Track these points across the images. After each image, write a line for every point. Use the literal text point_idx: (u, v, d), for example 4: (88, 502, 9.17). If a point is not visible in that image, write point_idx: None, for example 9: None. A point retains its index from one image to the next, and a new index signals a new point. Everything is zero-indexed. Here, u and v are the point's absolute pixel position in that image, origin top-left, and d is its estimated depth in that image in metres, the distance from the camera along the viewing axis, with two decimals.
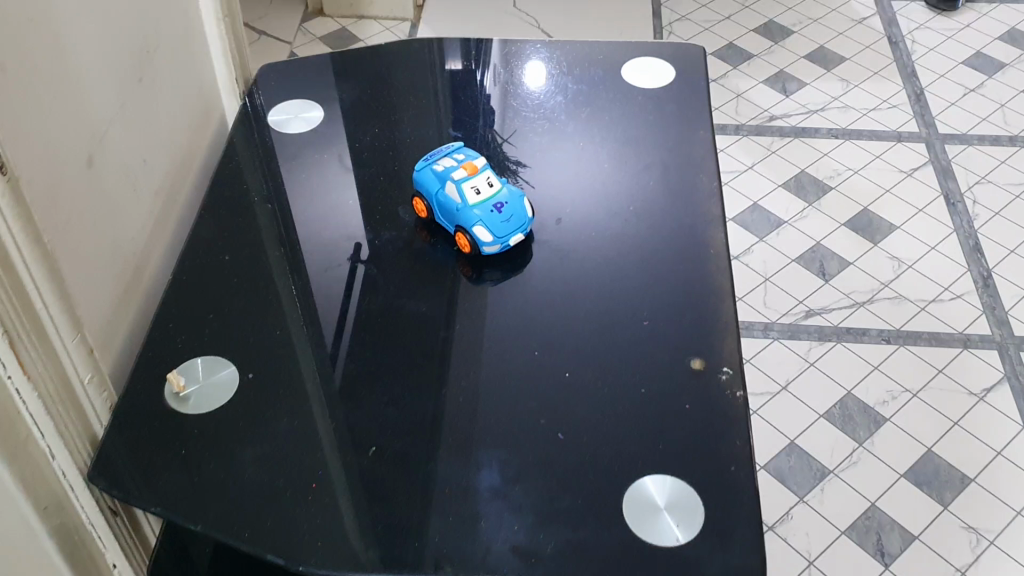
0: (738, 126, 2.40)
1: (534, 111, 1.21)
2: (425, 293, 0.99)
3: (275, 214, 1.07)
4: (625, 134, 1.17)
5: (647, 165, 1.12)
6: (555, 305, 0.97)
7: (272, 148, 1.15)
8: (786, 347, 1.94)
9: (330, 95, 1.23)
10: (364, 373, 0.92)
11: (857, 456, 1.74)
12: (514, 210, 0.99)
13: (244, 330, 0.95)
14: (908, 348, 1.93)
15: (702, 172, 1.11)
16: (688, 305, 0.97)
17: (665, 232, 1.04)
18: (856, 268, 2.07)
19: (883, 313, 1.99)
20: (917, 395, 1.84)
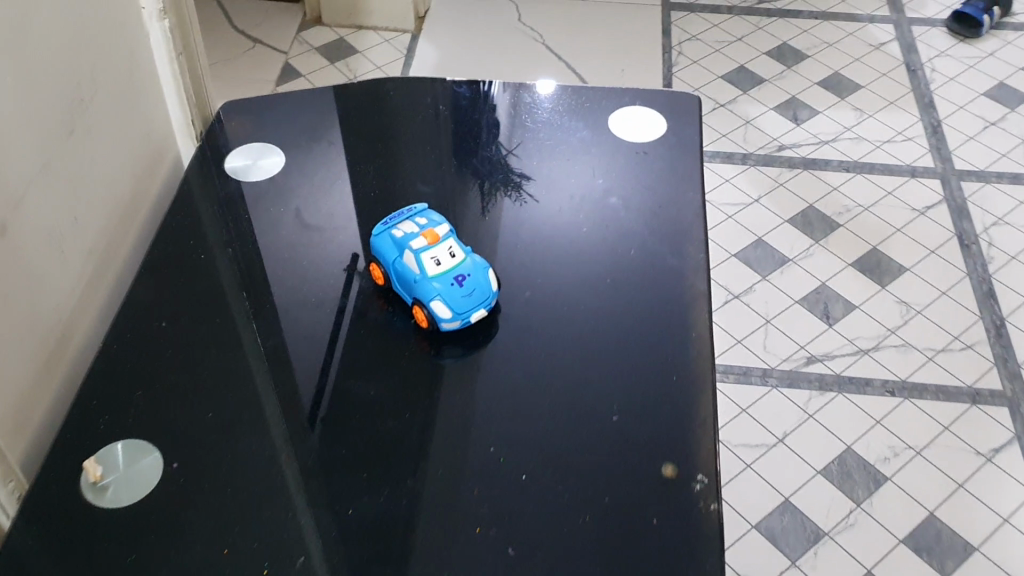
0: (746, 154, 2.27)
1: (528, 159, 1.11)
2: (380, 371, 0.90)
3: (239, 264, 0.99)
4: (609, 189, 1.06)
5: (631, 227, 1.02)
6: (516, 394, 0.88)
7: (225, 195, 1.06)
8: (784, 396, 1.78)
9: (294, 136, 1.14)
10: (341, 443, 0.84)
11: (854, 518, 1.60)
12: (477, 283, 0.89)
13: (198, 397, 0.87)
14: (913, 402, 1.77)
15: (689, 240, 1.01)
16: (665, 398, 0.87)
17: (644, 309, 0.95)
18: (861, 312, 1.93)
19: (887, 363, 1.83)
20: (920, 453, 1.69)
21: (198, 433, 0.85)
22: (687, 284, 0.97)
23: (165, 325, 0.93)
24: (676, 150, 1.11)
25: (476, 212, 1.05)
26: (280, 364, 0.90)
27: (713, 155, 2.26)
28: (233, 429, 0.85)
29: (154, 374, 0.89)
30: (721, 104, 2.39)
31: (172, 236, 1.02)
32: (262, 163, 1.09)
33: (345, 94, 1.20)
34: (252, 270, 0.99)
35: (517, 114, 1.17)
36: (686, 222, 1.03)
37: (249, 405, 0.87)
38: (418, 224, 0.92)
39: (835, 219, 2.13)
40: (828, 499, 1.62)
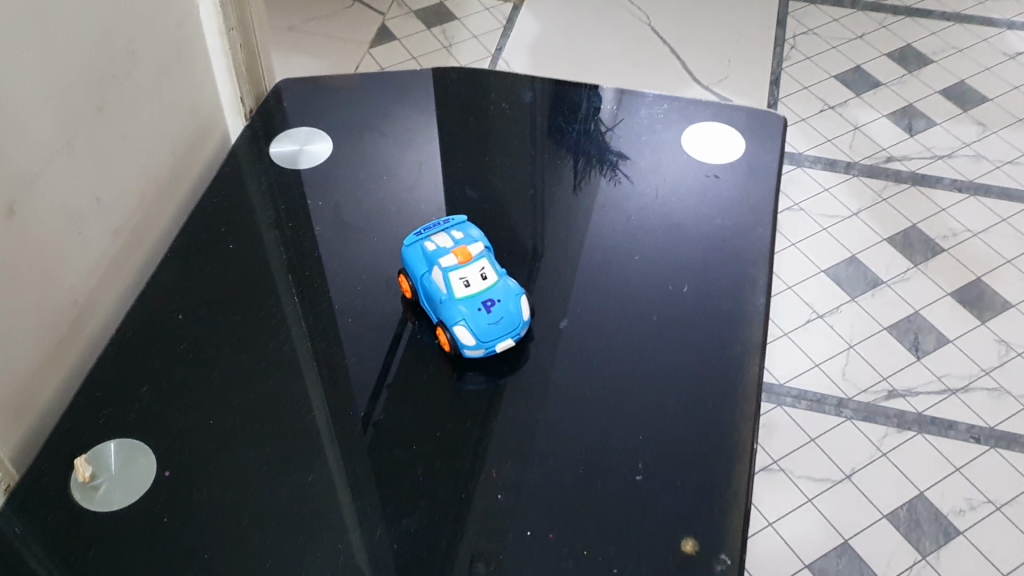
0: (849, 164, 2.05)
1: (606, 175, 1.02)
2: (405, 386, 0.83)
3: (288, 250, 0.94)
4: (666, 219, 0.97)
5: (686, 265, 0.93)
6: (534, 436, 0.80)
7: (262, 179, 1.00)
8: (857, 428, 1.55)
9: (345, 122, 1.07)
10: (392, 452, 0.79)
11: (917, 570, 1.37)
12: (507, 311, 0.82)
13: (234, 392, 0.83)
14: (1000, 451, 1.52)
15: (751, 283, 0.91)
16: (698, 461, 0.78)
17: (687, 358, 0.85)
18: (953, 345, 1.68)
19: (977, 407, 1.58)
20: (1000, 509, 1.45)
21: (237, 429, 0.80)
22: (742, 333, 0.87)
23: (197, 313, 0.88)
24: (751, 180, 1.00)
25: (522, 226, 0.97)
26: (331, 360, 0.85)
27: (813, 162, 2.05)
28: (278, 426, 0.81)
29: (173, 367, 0.84)
30: (830, 106, 2.19)
31: (202, 218, 0.96)
32: (309, 149, 1.03)
33: (407, 84, 1.12)
34: (308, 257, 0.93)
35: (620, 108, 1.10)
36: (751, 264, 0.93)
37: (299, 401, 0.82)
38: (452, 238, 0.85)
39: (939, 242, 1.88)
40: (892, 547, 1.40)
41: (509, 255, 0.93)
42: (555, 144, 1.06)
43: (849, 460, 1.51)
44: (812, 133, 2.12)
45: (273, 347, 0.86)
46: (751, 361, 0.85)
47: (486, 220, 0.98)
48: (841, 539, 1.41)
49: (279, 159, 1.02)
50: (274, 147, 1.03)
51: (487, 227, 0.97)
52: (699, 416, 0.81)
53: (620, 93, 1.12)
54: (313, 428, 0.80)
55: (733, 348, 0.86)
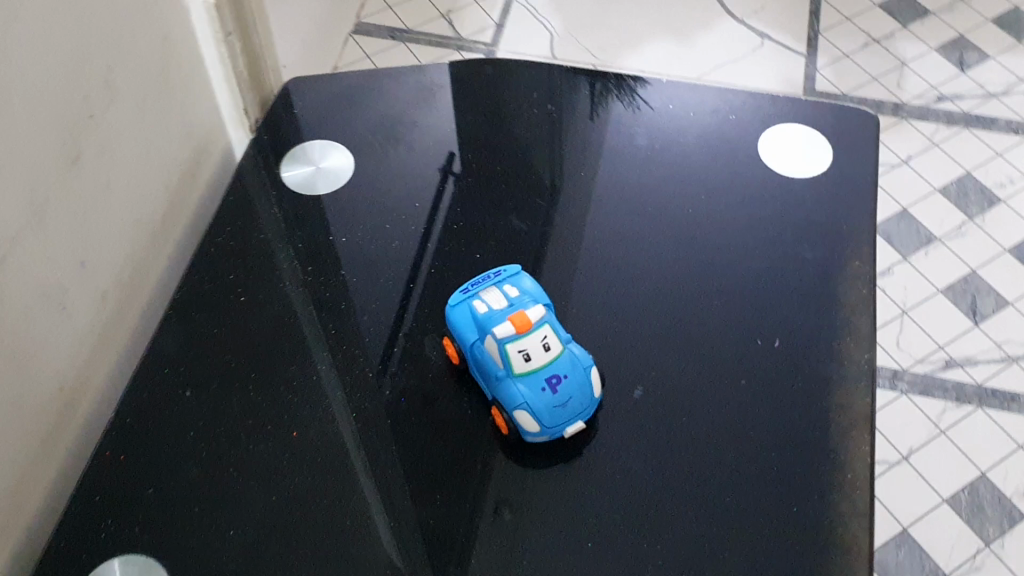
0: (898, 105, 1.53)
1: (671, 194, 0.88)
2: (459, 473, 0.71)
3: (312, 297, 0.81)
4: (745, 248, 0.83)
5: (775, 309, 0.79)
6: (612, 542, 0.68)
7: (275, 205, 0.86)
8: (912, 404, 1.22)
9: (364, 132, 0.92)
10: (458, 559, 0.68)
11: (981, 561, 1.10)
12: (575, 389, 0.69)
13: (266, 486, 0.71)
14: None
15: (852, 332, 0.78)
16: (804, 574, 0.67)
17: (783, 436, 0.73)
18: (1012, 308, 1.30)
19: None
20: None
21: (275, 535, 0.69)
22: (845, 402, 0.74)
23: (215, 386, 0.76)
24: (841, 193, 0.85)
25: (580, 262, 0.83)
26: (373, 438, 0.73)
27: (859, 101, 1.51)
28: (324, 526, 0.69)
29: (191, 458, 0.72)
30: (874, 38, 1.60)
31: (206, 259, 0.83)
32: (327, 165, 0.89)
33: (434, 83, 0.97)
34: (336, 303, 0.81)
35: (682, 109, 0.95)
36: (850, 307, 0.79)
37: (345, 493, 0.71)
38: (508, 297, 0.71)
39: (996, 192, 1.42)
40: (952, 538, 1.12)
41: (565, 303, 0.80)
42: (606, 156, 0.91)
43: (905, 443, 1.19)
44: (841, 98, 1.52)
45: (303, 425, 0.74)
46: (858, 438, 0.73)
47: (536, 253, 0.83)
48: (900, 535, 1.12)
49: (300, 189, 0.87)
50: (285, 175, 0.88)
51: (538, 265, 0.83)
52: (804, 513, 0.69)
53: (681, 90, 0.96)
54: (365, 526, 0.69)
55: (837, 422, 0.73)
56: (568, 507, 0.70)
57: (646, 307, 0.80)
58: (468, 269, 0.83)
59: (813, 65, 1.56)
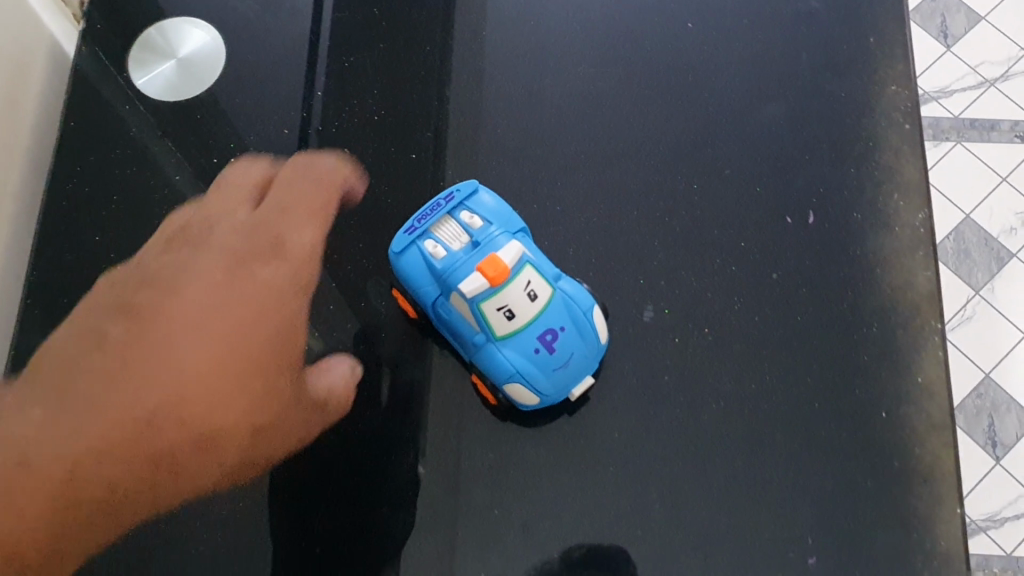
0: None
1: (644, 24, 0.67)
2: (439, 450, 0.57)
3: None
4: (751, 88, 0.64)
5: (802, 170, 0.62)
6: (647, 515, 0.55)
7: (143, 128, 0.66)
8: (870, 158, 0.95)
9: (233, 6, 0.69)
10: (468, 564, 0.55)
11: (972, 309, 0.86)
12: (576, 342, 0.53)
13: (202, 509, 0.55)
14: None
15: (899, 186, 0.61)
16: (890, 509, 0.54)
17: (837, 340, 0.58)
18: (985, 22, 0.95)
19: (1016, 95, 0.92)
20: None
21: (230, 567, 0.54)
22: (904, 279, 0.59)
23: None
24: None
25: (543, 144, 0.64)
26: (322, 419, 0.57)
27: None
28: (285, 542, 0.55)
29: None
30: None
31: (67, 224, 0.63)
32: (189, 54, 0.68)
33: None
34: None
35: None
36: (888, 153, 0.62)
37: (304, 494, 0.56)
38: (469, 234, 0.52)
39: None
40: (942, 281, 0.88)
41: (536, 200, 0.62)
42: None
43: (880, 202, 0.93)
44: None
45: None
46: (928, 324, 0.58)
47: (488, 142, 0.64)
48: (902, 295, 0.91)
49: (172, 97, 0.66)
50: (143, 84, 0.66)
51: (492, 157, 0.64)
52: (875, 436, 0.56)
53: None
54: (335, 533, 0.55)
55: (899, 308, 0.58)
56: (587, 477, 0.56)
57: (637, 189, 0.62)
58: (405, 178, 0.63)
59: None
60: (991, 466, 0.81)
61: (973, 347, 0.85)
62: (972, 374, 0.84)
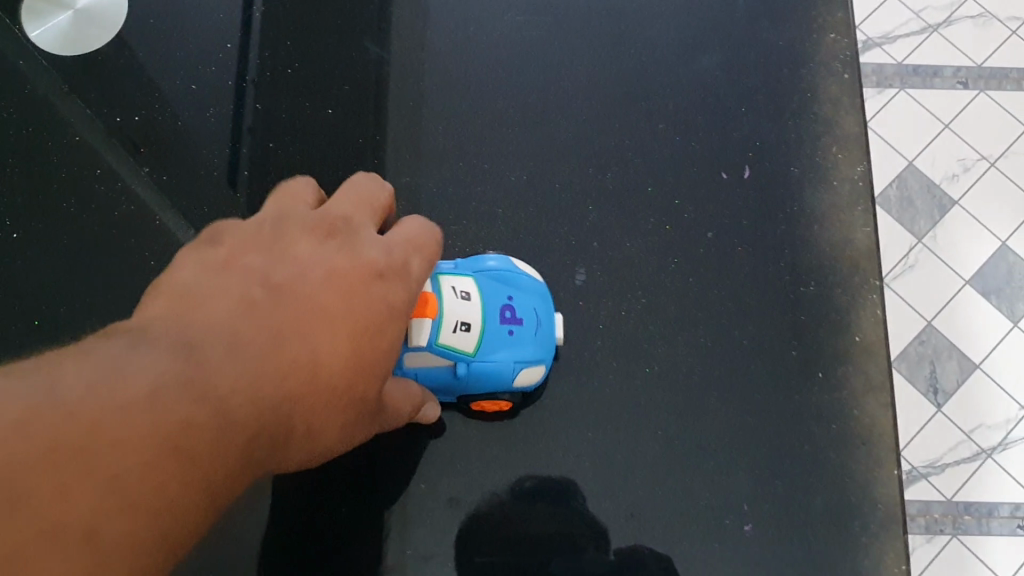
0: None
1: None
2: None
3: (116, 211, 0.60)
4: (687, 38, 0.62)
5: (738, 123, 0.59)
6: (580, 482, 0.53)
7: (41, 81, 0.63)
8: None
9: None
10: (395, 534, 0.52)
11: (916, 258, 0.73)
12: (526, 297, 0.49)
13: None
14: (992, 94, 0.77)
15: (839, 138, 0.59)
16: (828, 468, 0.53)
17: (775, 299, 0.56)
18: None
19: (961, 39, 0.78)
20: (999, 165, 0.75)
21: None
22: (843, 236, 0.57)
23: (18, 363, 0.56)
24: None
25: (469, 98, 0.61)
26: None
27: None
28: None
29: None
30: None
31: None
32: (88, 5, 0.64)
33: None
34: (160, 209, 0.60)
35: None
36: (827, 103, 0.60)
37: None
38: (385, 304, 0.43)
39: None
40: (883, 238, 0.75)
41: (463, 157, 0.59)
42: None
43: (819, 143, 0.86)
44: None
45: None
46: (867, 281, 0.56)
47: (411, 97, 0.61)
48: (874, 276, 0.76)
49: (79, 50, 0.63)
50: (37, 36, 0.63)
51: (417, 112, 0.61)
52: (812, 398, 0.54)
53: None
54: (256, 505, 0.52)
55: (838, 266, 0.56)
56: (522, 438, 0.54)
57: (570, 143, 0.60)
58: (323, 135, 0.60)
59: None
60: (932, 411, 0.69)
61: (921, 304, 0.71)
62: (912, 323, 0.71)
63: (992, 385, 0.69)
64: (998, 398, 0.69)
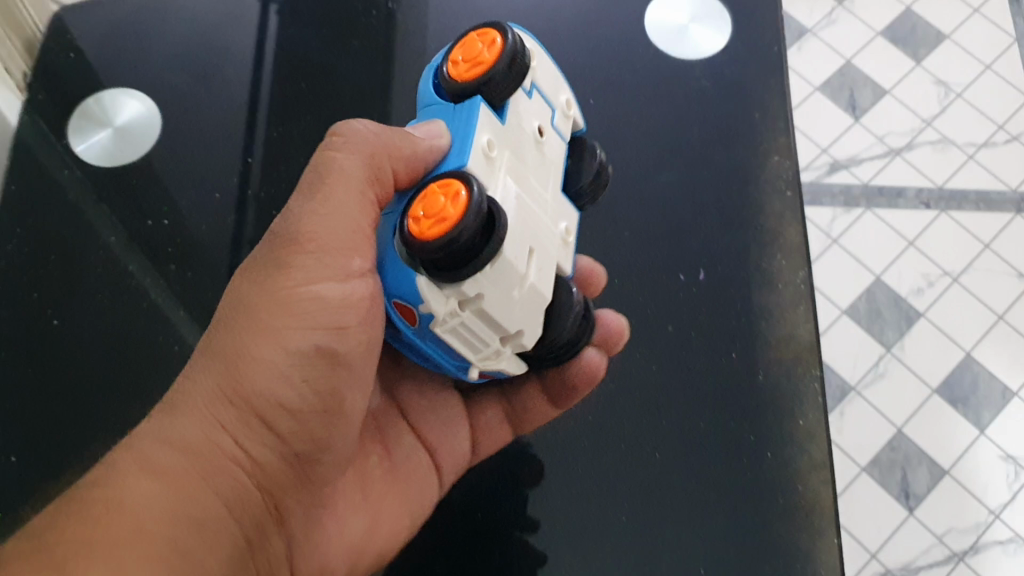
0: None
1: None
2: None
3: (145, 303, 0.68)
4: (649, 160, 0.71)
5: (693, 234, 0.68)
6: (553, 550, 0.58)
7: (81, 191, 0.72)
8: (811, 222, 1.08)
9: (174, 89, 0.76)
10: None
11: (884, 366, 1.00)
12: None
13: None
14: (952, 214, 1.08)
15: (782, 246, 0.67)
16: (774, 539, 0.59)
17: (726, 388, 0.63)
18: (889, 96, 1.14)
19: (922, 164, 1.10)
20: (960, 280, 1.04)
21: None
22: (788, 331, 0.64)
23: (51, 437, 0.64)
24: (748, 81, 0.74)
25: None
26: None
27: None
28: None
29: None
30: None
31: (14, 284, 0.69)
32: (124, 123, 0.75)
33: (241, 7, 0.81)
34: (173, 307, 0.67)
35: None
36: (774, 216, 0.68)
37: None
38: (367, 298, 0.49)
39: None
40: (861, 349, 1.01)
41: None
42: None
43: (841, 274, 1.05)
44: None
45: None
46: (809, 371, 0.63)
47: None
48: (883, 423, 0.98)
49: (111, 161, 0.73)
50: (82, 150, 0.73)
51: None
52: (761, 475, 0.60)
53: None
54: None
55: (783, 357, 0.64)
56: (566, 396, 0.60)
57: None
58: None
59: None
60: (905, 517, 0.93)
61: (887, 404, 0.98)
62: (887, 429, 0.97)
63: (955, 487, 0.94)
64: (966, 502, 0.94)
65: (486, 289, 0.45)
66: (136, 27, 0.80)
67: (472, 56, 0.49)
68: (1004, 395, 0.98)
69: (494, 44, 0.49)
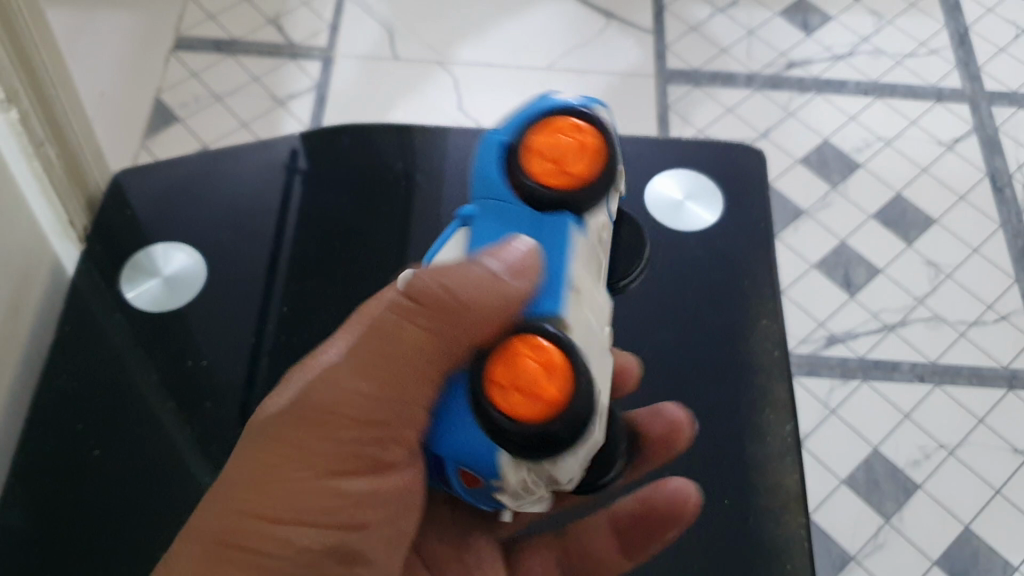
0: (750, 75, 1.40)
1: None
2: None
3: (184, 438, 0.74)
4: (652, 322, 0.79)
5: (690, 391, 0.76)
6: None
7: (130, 334, 0.79)
8: (808, 389, 1.13)
9: (221, 248, 0.85)
10: None
11: (883, 536, 1.03)
12: None
13: None
14: (946, 388, 1.13)
15: (771, 404, 0.75)
16: None
17: (717, 549, 0.69)
18: (881, 275, 1.22)
19: (915, 339, 1.17)
20: (955, 453, 1.09)
21: None
22: (775, 483, 0.72)
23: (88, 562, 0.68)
24: (741, 255, 0.82)
25: None
26: None
27: (711, 77, 1.40)
28: None
29: None
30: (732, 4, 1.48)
31: (58, 415, 0.74)
32: (171, 273, 0.83)
33: (282, 174, 0.91)
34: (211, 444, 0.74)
35: None
36: (763, 375, 0.76)
37: None
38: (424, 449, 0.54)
39: (853, 157, 1.33)
40: (859, 515, 1.04)
41: None
42: None
43: (839, 440, 1.09)
44: (678, 122, 1.35)
45: None
46: (794, 520, 0.70)
47: None
48: None
49: (158, 309, 0.80)
50: (131, 297, 0.81)
51: None
52: None
53: None
54: None
55: (772, 507, 0.71)
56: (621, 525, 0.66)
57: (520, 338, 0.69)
58: None
59: (663, 42, 1.43)
60: None
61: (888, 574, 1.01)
62: None
63: None
64: None
65: (573, 472, 0.51)
66: (188, 188, 0.89)
67: (564, 166, 0.55)
68: (1004, 567, 1.01)
69: (589, 148, 0.56)
